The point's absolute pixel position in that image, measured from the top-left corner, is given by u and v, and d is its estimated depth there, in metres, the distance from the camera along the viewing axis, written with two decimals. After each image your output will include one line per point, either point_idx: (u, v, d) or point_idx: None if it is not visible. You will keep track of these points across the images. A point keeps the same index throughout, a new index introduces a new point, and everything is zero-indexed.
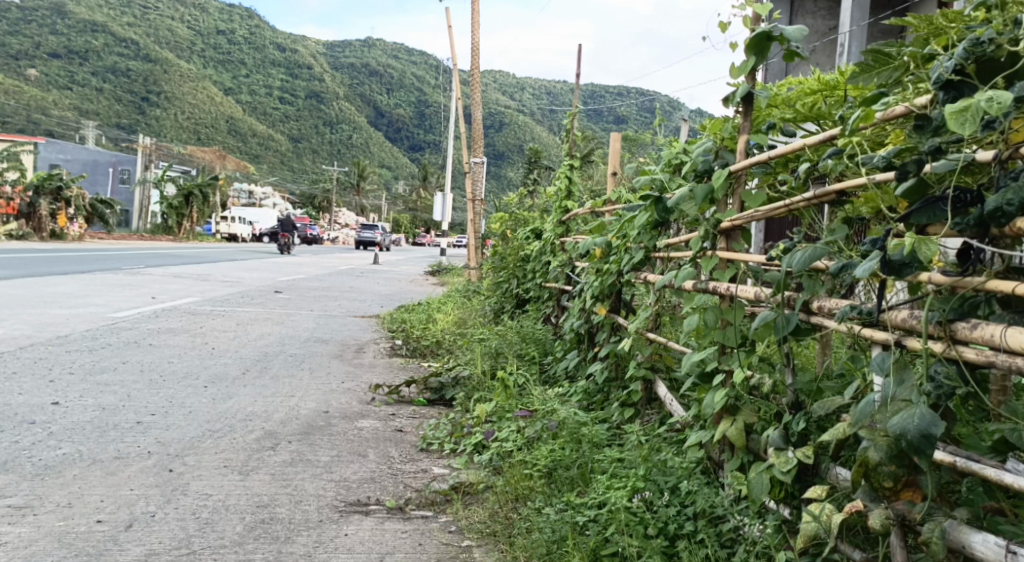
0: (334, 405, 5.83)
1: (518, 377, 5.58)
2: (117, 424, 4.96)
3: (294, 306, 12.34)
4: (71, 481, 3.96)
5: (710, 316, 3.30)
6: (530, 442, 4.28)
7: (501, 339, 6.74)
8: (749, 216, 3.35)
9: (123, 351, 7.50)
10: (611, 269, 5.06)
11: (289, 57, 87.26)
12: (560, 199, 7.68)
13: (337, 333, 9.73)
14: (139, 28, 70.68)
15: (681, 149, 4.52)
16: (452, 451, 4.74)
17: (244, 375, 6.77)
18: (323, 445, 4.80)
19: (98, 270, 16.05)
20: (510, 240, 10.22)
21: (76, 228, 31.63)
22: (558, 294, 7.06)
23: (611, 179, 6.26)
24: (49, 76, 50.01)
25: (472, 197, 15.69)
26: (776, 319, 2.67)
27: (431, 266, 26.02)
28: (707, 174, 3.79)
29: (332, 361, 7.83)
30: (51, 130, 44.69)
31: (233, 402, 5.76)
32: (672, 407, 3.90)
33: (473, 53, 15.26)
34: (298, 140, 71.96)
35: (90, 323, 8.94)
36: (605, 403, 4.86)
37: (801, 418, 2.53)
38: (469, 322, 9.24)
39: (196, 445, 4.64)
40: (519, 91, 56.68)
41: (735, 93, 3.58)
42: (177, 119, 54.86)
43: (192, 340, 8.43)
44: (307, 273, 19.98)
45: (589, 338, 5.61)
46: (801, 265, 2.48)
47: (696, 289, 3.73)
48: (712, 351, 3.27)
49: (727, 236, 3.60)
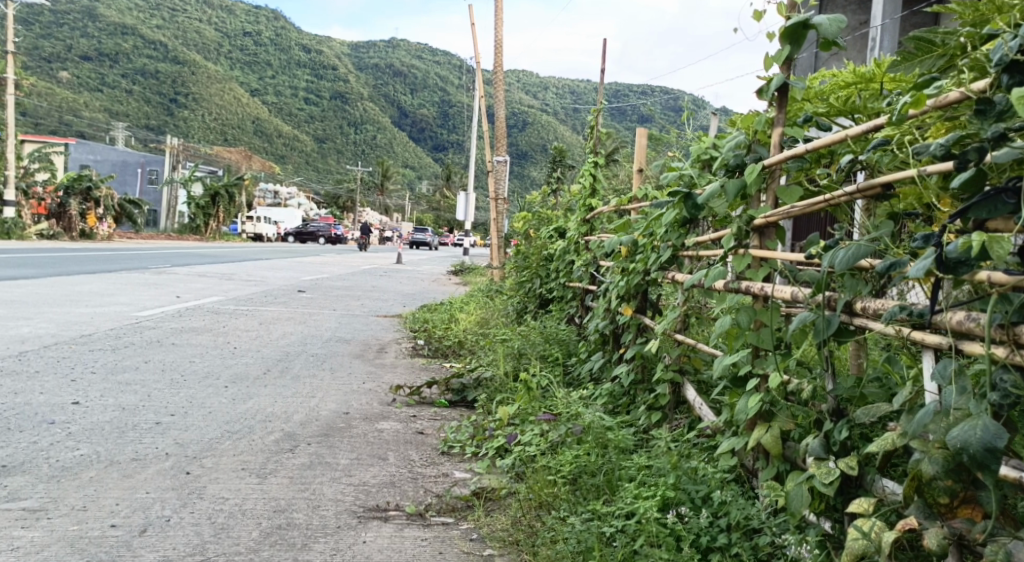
0: (354, 406, 5.73)
1: (541, 378, 5.45)
2: (135, 425, 4.88)
3: (317, 306, 12.30)
4: (86, 483, 3.87)
5: (744, 317, 3.17)
6: (555, 446, 4.15)
7: (524, 339, 6.62)
8: (787, 212, 3.23)
9: (146, 350, 7.44)
10: (637, 268, 4.91)
11: (315, 58, 87.69)
12: (584, 197, 7.55)
13: (359, 333, 9.64)
14: (167, 30, 71.24)
15: (710, 144, 4.40)
16: (474, 455, 4.62)
17: (264, 376, 6.69)
18: (343, 448, 4.70)
19: (123, 269, 16.11)
20: (534, 239, 10.10)
21: (105, 228, 31.78)
22: (582, 294, 6.93)
23: (636, 176, 6.12)
24: (80, 78, 50.51)
25: (495, 196, 15.59)
26: (815, 322, 2.53)
27: (454, 266, 25.98)
28: (738, 168, 3.66)
29: (354, 361, 7.75)
30: (81, 130, 45.11)
31: (253, 403, 5.68)
32: (700, 412, 3.77)
33: (496, 50, 15.15)
34: (323, 140, 72.29)
35: (113, 323, 8.90)
36: (630, 406, 4.73)
37: (843, 425, 2.39)
38: (492, 322, 9.12)
39: (215, 447, 4.55)
40: (543, 90, 56.66)
41: (769, 84, 3.47)
42: (204, 120, 55.24)
43: (214, 339, 8.37)
44: (330, 272, 19.93)
45: (614, 340, 5.47)
46: (844, 264, 2.35)
47: (727, 289, 3.61)
48: (746, 354, 3.13)
49: (760, 234, 3.47)
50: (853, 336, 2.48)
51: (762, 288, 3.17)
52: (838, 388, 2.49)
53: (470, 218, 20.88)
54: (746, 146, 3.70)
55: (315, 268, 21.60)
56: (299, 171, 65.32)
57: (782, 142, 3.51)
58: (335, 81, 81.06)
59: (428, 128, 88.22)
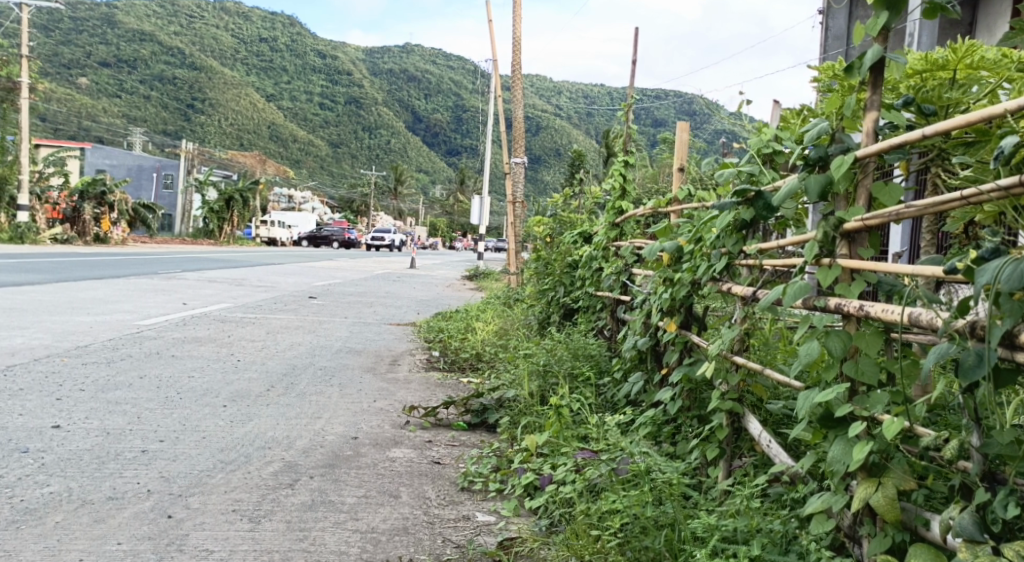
0: (363, 430, 5.14)
1: (571, 402, 4.83)
2: (118, 453, 4.28)
3: (328, 313, 11.72)
4: (50, 531, 3.30)
5: (835, 344, 2.63)
6: (596, 487, 3.56)
7: (549, 353, 5.99)
8: (893, 211, 2.65)
9: (141, 364, 6.86)
10: (684, 279, 4.25)
11: (331, 64, 87.38)
12: (614, 198, 6.90)
13: (370, 343, 9.07)
14: (185, 36, 71.14)
15: (772, 138, 3.83)
16: (498, 493, 4.03)
17: (268, 393, 6.09)
18: (349, 482, 4.09)
19: (133, 274, 15.60)
20: (557, 243, 9.48)
21: (119, 233, 31.22)
22: (613, 306, 6.30)
23: (677, 175, 5.49)
24: (99, 84, 50.24)
25: (513, 198, 14.93)
26: (961, 355, 1.98)
27: (470, 270, 25.37)
28: (820, 162, 3.05)
29: (364, 375, 7.15)
30: (100, 135, 44.84)
31: (252, 425, 5.08)
32: (774, 453, 3.19)
33: (515, 49, 14.56)
34: (337, 145, 71.90)
35: (112, 332, 8.34)
36: (676, 439, 4.14)
37: (1007, 500, 1.85)
38: (512, 334, 8.54)
39: (205, 481, 3.94)
40: (556, 95, 56.17)
41: (863, 59, 2.91)
42: (219, 125, 54.94)
43: (217, 350, 7.80)
44: (344, 278, 19.34)
45: (654, 358, 4.85)
46: (1016, 282, 1.81)
47: (808, 309, 2.99)
48: (843, 390, 2.59)
49: (849, 240, 2.90)
50: (1016, 378, 1.93)
51: (861, 307, 2.62)
52: (988, 443, 1.95)
53: (487, 223, 20.30)
54: (830, 135, 3.06)
55: (329, 272, 21.08)
56: (313, 175, 65.15)
57: (878, 129, 2.95)
58: (351, 85, 80.72)
59: (442, 131, 87.75)
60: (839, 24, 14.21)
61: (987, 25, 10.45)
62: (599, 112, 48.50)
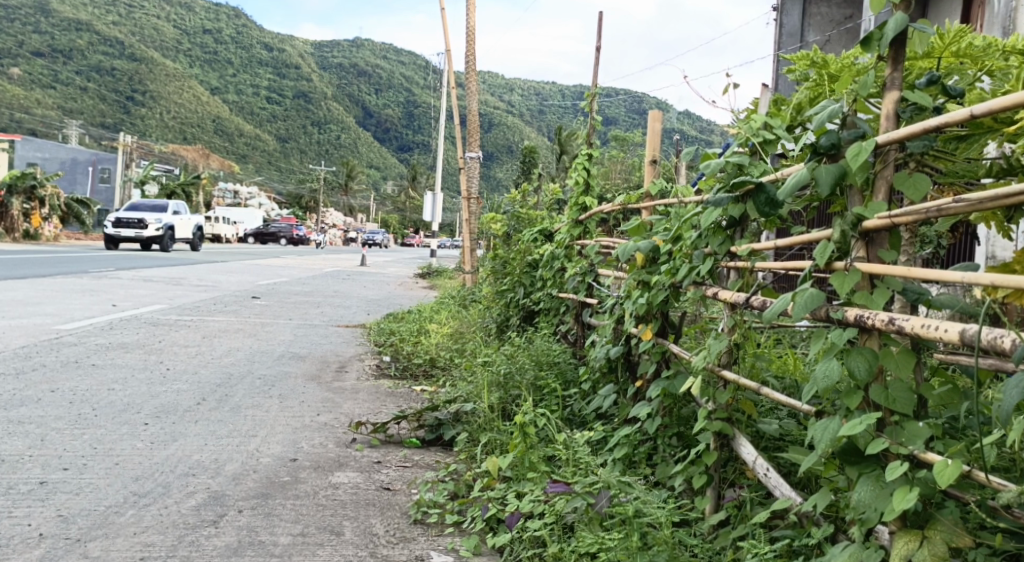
0: (304, 450, 4.63)
1: (535, 416, 4.37)
2: (10, 488, 3.71)
3: (272, 315, 11.09)
4: None
5: (858, 366, 2.20)
6: (569, 524, 3.17)
7: (509, 360, 5.51)
8: (932, 207, 2.23)
9: (56, 375, 6.24)
10: (663, 282, 3.80)
11: (277, 57, 85.89)
12: (577, 194, 6.44)
13: (316, 348, 8.51)
14: (124, 27, 69.38)
15: (761, 125, 3.37)
16: (456, 526, 3.56)
17: (198, 408, 5.53)
18: (284, 516, 3.58)
19: (61, 273, 14.77)
20: (513, 242, 9.02)
21: (51, 229, 30.05)
22: (578, 309, 5.86)
23: (650, 169, 5.09)
24: (33, 75, 48.62)
25: (467, 193, 14.47)
26: None
27: (421, 267, 24.94)
28: (830, 150, 2.61)
29: (307, 385, 6.59)
30: (35, 128, 43.34)
31: (175, 447, 4.54)
32: (776, 487, 2.77)
33: (469, 38, 14.10)
34: (286, 139, 70.81)
35: (28, 339, 7.69)
36: (653, 462, 3.71)
37: None
38: (468, 337, 8.07)
39: (111, 521, 3.40)
40: (508, 93, 56.31)
41: (887, 30, 2.47)
42: (162, 119, 53.58)
43: (145, 358, 7.21)
44: (289, 276, 18.73)
45: (627, 368, 4.41)
46: None
47: (816, 320, 2.55)
48: (872, 422, 2.17)
49: (869, 241, 2.45)
50: None
51: (892, 321, 2.17)
52: None
53: (439, 220, 19.72)
54: (841, 119, 2.63)
55: (274, 271, 20.34)
56: (261, 170, 63.91)
57: (898, 112, 2.52)
58: (299, 80, 79.16)
59: (394, 127, 87.18)
60: (793, 21, 13.92)
61: (936, 21, 10.38)
62: (551, 108, 48.59)
